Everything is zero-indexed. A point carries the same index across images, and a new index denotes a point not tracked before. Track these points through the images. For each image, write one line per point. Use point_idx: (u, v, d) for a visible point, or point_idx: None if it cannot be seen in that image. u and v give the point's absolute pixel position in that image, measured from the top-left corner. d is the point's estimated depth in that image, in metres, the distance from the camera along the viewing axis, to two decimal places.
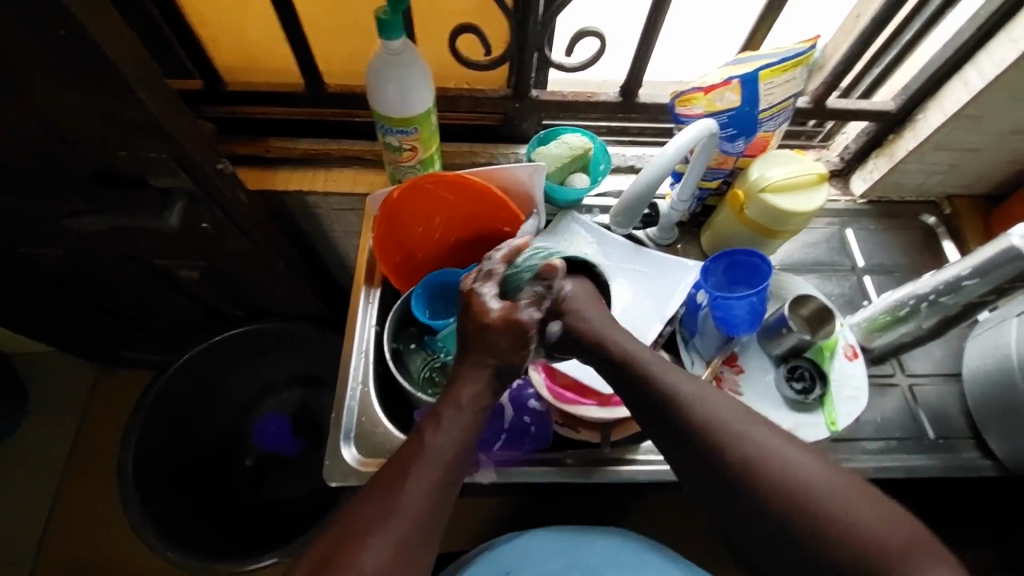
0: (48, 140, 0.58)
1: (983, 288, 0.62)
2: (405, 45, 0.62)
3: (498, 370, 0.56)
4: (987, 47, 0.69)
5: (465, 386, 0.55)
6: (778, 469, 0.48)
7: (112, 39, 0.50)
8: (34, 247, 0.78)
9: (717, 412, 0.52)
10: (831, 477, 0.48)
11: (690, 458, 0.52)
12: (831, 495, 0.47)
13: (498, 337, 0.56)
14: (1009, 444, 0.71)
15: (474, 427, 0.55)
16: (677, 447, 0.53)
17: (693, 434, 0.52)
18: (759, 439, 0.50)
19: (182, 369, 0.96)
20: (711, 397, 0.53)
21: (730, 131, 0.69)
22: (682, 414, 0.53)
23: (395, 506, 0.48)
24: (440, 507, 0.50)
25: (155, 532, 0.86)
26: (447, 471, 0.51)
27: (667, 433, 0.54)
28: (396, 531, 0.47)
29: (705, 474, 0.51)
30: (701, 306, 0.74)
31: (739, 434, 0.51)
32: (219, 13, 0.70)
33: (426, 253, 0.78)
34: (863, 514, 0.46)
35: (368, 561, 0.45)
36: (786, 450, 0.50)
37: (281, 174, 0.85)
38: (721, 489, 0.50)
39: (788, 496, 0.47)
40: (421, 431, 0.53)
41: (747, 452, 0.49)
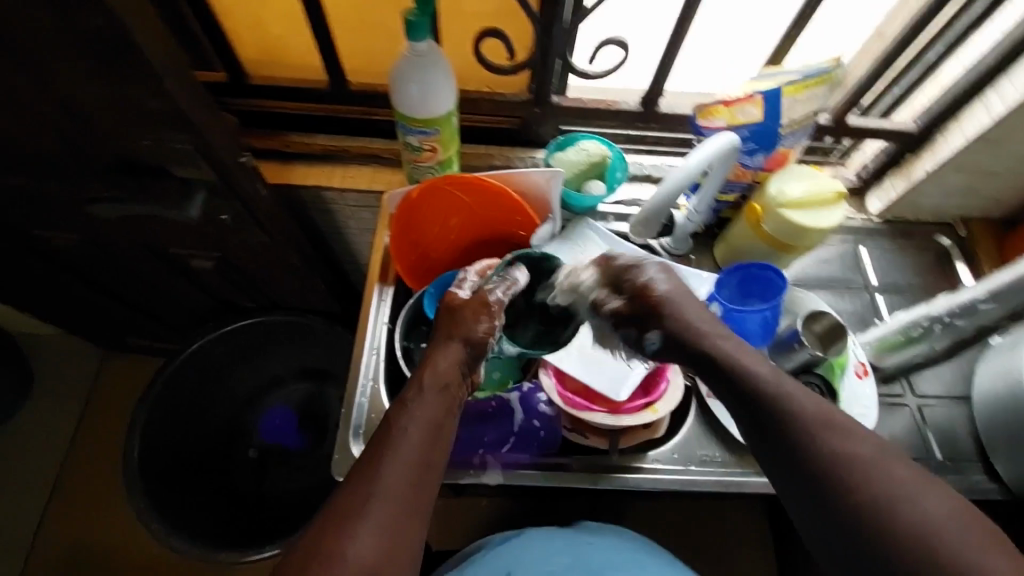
0: (75, 126, 0.58)
1: (999, 311, 0.64)
2: (431, 46, 0.62)
3: (469, 343, 0.58)
4: (1010, 71, 0.69)
5: (433, 365, 0.56)
6: (885, 480, 0.45)
7: (146, 30, 0.50)
8: (52, 231, 0.79)
9: (825, 417, 0.49)
10: (946, 502, 0.44)
11: (787, 455, 0.50)
12: (943, 520, 0.43)
13: (463, 314, 0.59)
14: (1016, 469, 0.71)
15: (444, 406, 0.54)
16: (773, 444, 0.51)
17: (794, 431, 0.49)
18: (871, 450, 0.47)
19: (191, 357, 0.97)
20: (822, 404, 0.51)
21: (751, 145, 0.70)
22: (785, 410, 0.51)
23: (374, 489, 0.48)
24: (422, 487, 0.50)
25: (158, 519, 0.87)
26: (423, 451, 0.51)
27: (767, 428, 0.52)
28: (378, 513, 0.47)
29: (799, 474, 0.49)
30: (715, 317, 0.73)
31: (846, 441, 0.48)
32: (246, 7, 0.70)
33: (441, 254, 0.79)
34: (979, 546, 0.41)
35: (352, 548, 0.45)
36: (897, 468, 0.46)
37: (299, 168, 0.85)
38: (814, 490, 0.48)
39: (893, 510, 0.44)
40: (389, 416, 0.53)
41: (854, 457, 0.47)
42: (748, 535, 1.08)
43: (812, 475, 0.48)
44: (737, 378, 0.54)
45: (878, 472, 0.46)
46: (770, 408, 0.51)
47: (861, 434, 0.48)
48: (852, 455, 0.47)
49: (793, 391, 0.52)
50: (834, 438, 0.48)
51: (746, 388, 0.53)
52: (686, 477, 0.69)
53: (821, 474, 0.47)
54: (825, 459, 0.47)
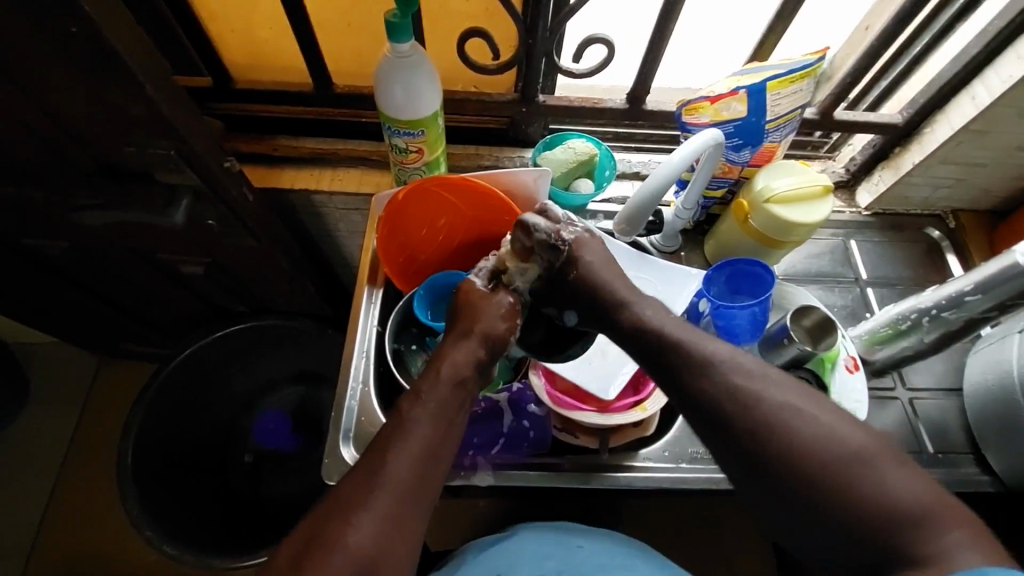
0: (57, 133, 0.58)
1: (986, 303, 0.62)
2: (413, 47, 0.62)
3: (487, 339, 0.59)
4: (995, 63, 0.69)
5: (449, 360, 0.56)
6: (796, 430, 0.46)
7: (123, 36, 0.50)
8: (40, 238, 0.79)
9: (738, 378, 0.50)
10: (856, 442, 0.45)
11: (706, 420, 0.50)
12: (852, 461, 0.45)
13: (484, 311, 0.60)
14: (1008, 461, 0.71)
15: (455, 401, 0.54)
16: (693, 411, 0.51)
17: (709, 397, 0.50)
18: (784, 403, 0.48)
19: (183, 363, 0.96)
20: (734, 361, 0.51)
21: (736, 141, 0.69)
22: (701, 378, 0.51)
23: (378, 478, 0.47)
24: (427, 479, 0.49)
25: (152, 525, 0.86)
26: (431, 444, 0.51)
27: (685, 397, 0.52)
28: (382, 504, 0.46)
29: (719, 436, 0.50)
30: (704, 314, 0.74)
31: (782, 406, 0.48)
32: (229, 11, 0.70)
33: (429, 255, 0.79)
34: (887, 479, 0.44)
35: (353, 537, 0.44)
36: (809, 413, 0.47)
37: (287, 171, 0.85)
38: (733, 452, 0.49)
39: (808, 460, 0.45)
40: (401, 406, 0.53)
41: (768, 417, 0.47)
42: (745, 531, 1.08)
43: (730, 438, 0.49)
44: (656, 346, 0.55)
45: (790, 424, 0.47)
46: (688, 379, 0.52)
47: (772, 386, 0.49)
48: (767, 413, 0.48)
49: (709, 355, 0.52)
50: (749, 398, 0.48)
51: (668, 356, 0.54)
52: (677, 476, 0.69)
53: (739, 436, 0.48)
54: (742, 421, 0.48)
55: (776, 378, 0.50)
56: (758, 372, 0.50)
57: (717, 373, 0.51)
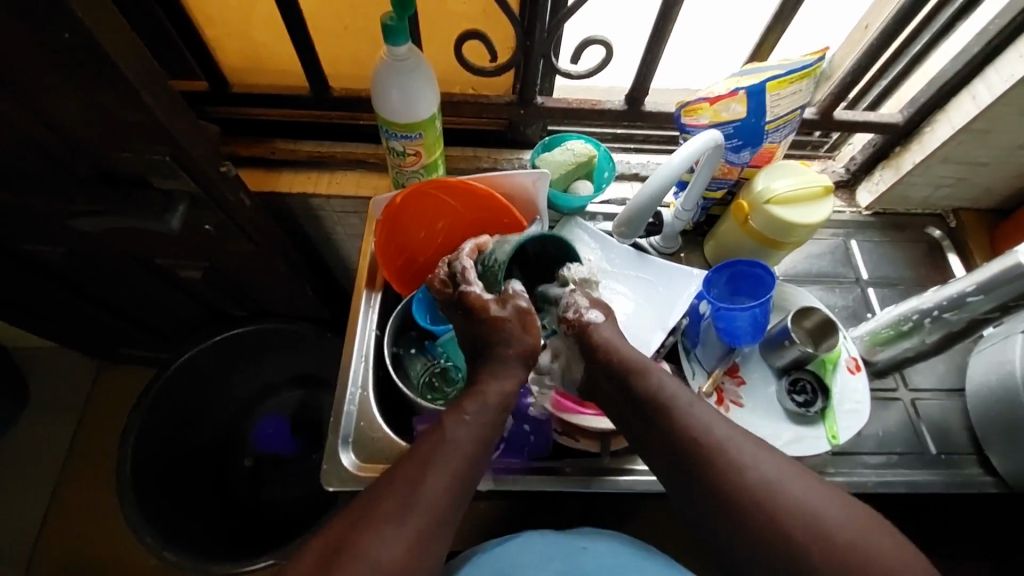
0: (52, 139, 0.57)
1: (988, 305, 0.62)
2: (410, 50, 0.62)
3: (522, 357, 0.58)
4: (996, 61, 0.68)
5: (490, 384, 0.56)
6: (786, 493, 0.49)
7: (114, 40, 0.50)
8: (37, 244, 0.79)
9: (729, 441, 0.52)
10: (842, 509, 0.48)
11: (694, 481, 0.51)
12: (840, 525, 0.47)
13: (511, 325, 0.58)
14: (1010, 461, 0.71)
15: (495, 424, 0.55)
16: (681, 473, 0.52)
17: (701, 455, 0.51)
18: (769, 470, 0.50)
19: (182, 368, 0.96)
20: (724, 423, 0.54)
21: (735, 142, 0.69)
22: (690, 437, 0.52)
23: (415, 497, 0.49)
24: (458, 500, 0.51)
25: (151, 531, 0.86)
26: (468, 463, 0.52)
27: (672, 455, 0.53)
28: (417, 522, 0.48)
29: (707, 498, 0.51)
30: (705, 316, 0.73)
31: (769, 475, 0.50)
32: (225, 15, 0.70)
33: (428, 258, 0.78)
34: (875, 541, 0.47)
35: (385, 551, 0.46)
36: (796, 479, 0.50)
37: (285, 176, 0.85)
38: (717, 511, 0.50)
39: (799, 523, 0.47)
40: (444, 422, 0.54)
41: (760, 479, 0.49)
42: None
43: (720, 498, 0.50)
44: (647, 405, 0.56)
45: (778, 488, 0.49)
46: (677, 437, 0.53)
47: (760, 450, 0.52)
48: (758, 476, 0.50)
49: (701, 416, 0.54)
50: (740, 460, 0.50)
51: (658, 415, 0.55)
52: None
53: (727, 502, 0.49)
54: (734, 481, 0.50)
55: (763, 445, 0.52)
56: (745, 442, 0.52)
57: (706, 431, 0.52)
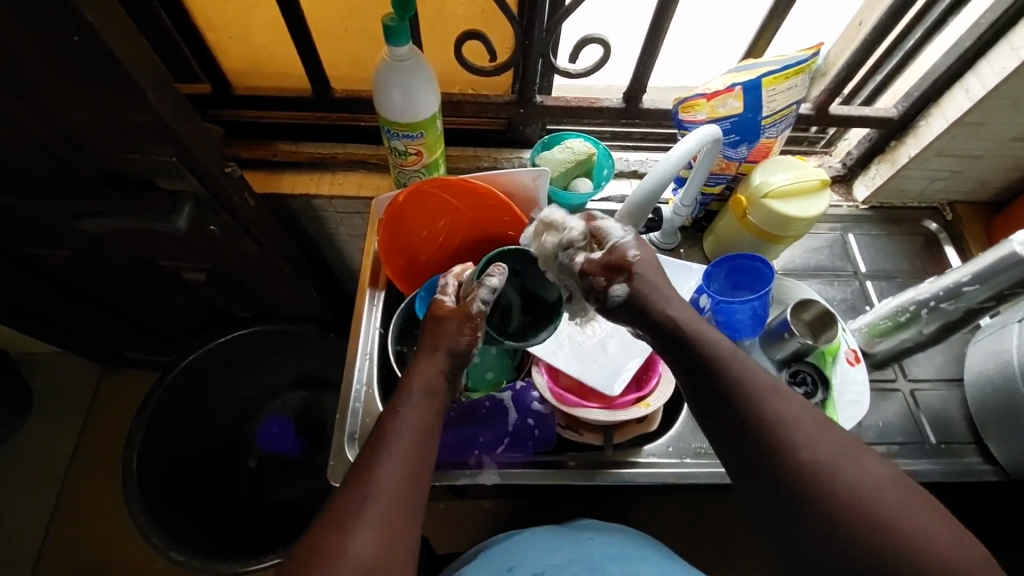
0: (59, 142, 0.58)
1: (984, 294, 0.63)
2: (411, 51, 0.63)
3: (452, 354, 0.57)
4: (989, 54, 0.69)
5: (418, 373, 0.55)
6: (847, 473, 0.44)
7: (122, 45, 0.51)
8: (42, 248, 0.79)
9: (792, 412, 0.47)
10: (910, 495, 0.43)
11: (747, 454, 0.47)
12: (905, 510, 0.42)
13: (446, 325, 0.58)
14: (1010, 450, 0.71)
15: (433, 410, 0.54)
16: (733, 443, 0.48)
17: (757, 427, 0.47)
18: (826, 446, 0.45)
19: (187, 369, 0.97)
20: (791, 395, 0.48)
21: (733, 137, 0.70)
22: (745, 403, 0.48)
23: (369, 489, 0.46)
24: (418, 485, 0.49)
25: (158, 532, 0.87)
26: (416, 451, 0.50)
27: (727, 424, 0.49)
28: (378, 511, 0.45)
29: (759, 473, 0.46)
30: (705, 310, 0.73)
31: (825, 449, 0.45)
32: (227, 18, 0.71)
33: (430, 257, 0.79)
34: (940, 529, 0.41)
35: (353, 544, 0.43)
36: (862, 458, 0.45)
37: (287, 177, 0.86)
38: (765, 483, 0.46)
39: (856, 504, 0.42)
40: (381, 420, 0.52)
41: (817, 457, 0.44)
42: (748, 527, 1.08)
43: (769, 474, 0.46)
44: (706, 368, 0.51)
45: (835, 463, 0.44)
46: (737, 406, 0.48)
47: (823, 423, 0.47)
48: (818, 450, 0.45)
49: (767, 383, 0.49)
50: (800, 434, 0.46)
51: (717, 382, 0.50)
52: (682, 471, 0.69)
53: (778, 472, 0.45)
54: (791, 456, 0.45)
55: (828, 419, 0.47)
56: (805, 414, 0.47)
57: (771, 400, 0.48)
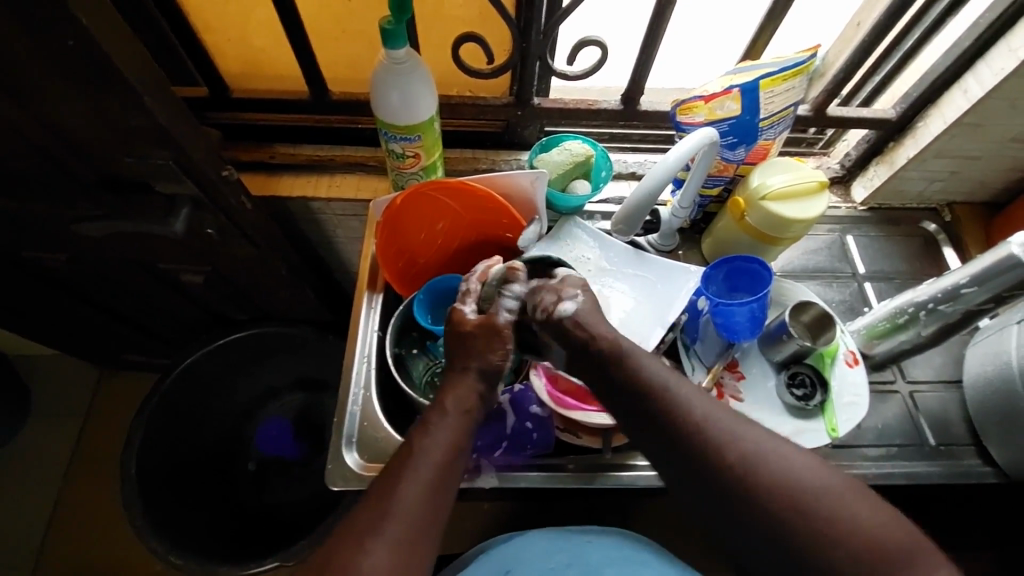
0: (56, 146, 0.58)
1: (982, 296, 0.63)
2: (409, 54, 0.62)
3: (484, 373, 0.58)
4: (987, 55, 0.69)
5: (451, 393, 0.56)
6: (772, 471, 0.47)
7: (119, 49, 0.51)
8: (40, 251, 0.79)
9: (711, 412, 0.50)
10: (828, 480, 0.47)
11: (680, 464, 0.50)
12: (826, 498, 0.46)
13: (474, 341, 0.58)
14: (1009, 452, 0.71)
15: (464, 429, 0.55)
16: (665, 456, 0.51)
17: (684, 432, 0.50)
18: (749, 439, 0.48)
19: (186, 372, 0.96)
20: (705, 398, 0.52)
21: (731, 139, 0.70)
22: (670, 408, 0.51)
23: (391, 509, 0.48)
24: (439, 507, 0.50)
25: (156, 536, 0.86)
26: (441, 472, 0.51)
27: (656, 438, 0.52)
28: (395, 530, 0.47)
29: (694, 482, 0.49)
30: (703, 312, 0.75)
31: (748, 443, 0.48)
32: (223, 20, 0.71)
33: (428, 259, 0.79)
34: (855, 509, 0.45)
35: (366, 562, 0.45)
36: (780, 448, 0.48)
37: (285, 179, 0.86)
38: (699, 482, 0.49)
39: (780, 498, 0.46)
40: (411, 437, 0.53)
41: (740, 453, 0.48)
42: None
43: (702, 474, 0.49)
44: (630, 384, 0.54)
45: (759, 456, 0.48)
46: (661, 413, 0.51)
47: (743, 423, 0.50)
48: (744, 453, 0.48)
49: (683, 389, 0.52)
50: (724, 439, 0.49)
51: (643, 397, 0.53)
52: None
53: (710, 470, 0.48)
54: (716, 454, 0.48)
55: (746, 419, 0.51)
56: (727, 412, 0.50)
57: (695, 408, 0.51)
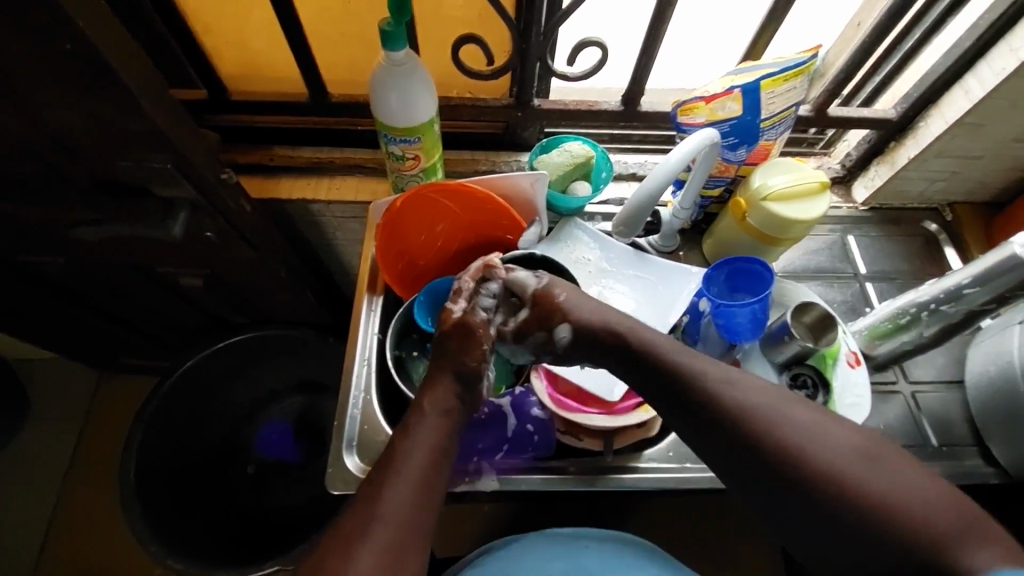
0: (53, 150, 0.58)
1: (984, 297, 0.63)
2: (408, 55, 0.62)
3: (460, 375, 0.57)
4: (988, 55, 0.69)
5: (429, 395, 0.56)
6: (814, 453, 0.46)
7: (116, 53, 0.50)
8: (38, 255, 0.79)
9: (752, 397, 0.50)
10: (878, 459, 0.46)
11: (721, 450, 0.50)
12: (875, 479, 0.45)
13: (453, 343, 0.58)
14: (1012, 453, 0.71)
15: (445, 429, 0.55)
16: (715, 443, 0.50)
17: (726, 419, 0.50)
18: (792, 421, 0.48)
19: (186, 375, 0.96)
20: (744, 381, 0.51)
21: (732, 140, 0.70)
22: (708, 394, 0.51)
23: (376, 512, 0.47)
24: (426, 508, 0.49)
25: (156, 540, 0.86)
26: (425, 472, 0.51)
27: (705, 425, 0.51)
28: (382, 532, 0.46)
29: (748, 468, 0.49)
30: (704, 313, 0.74)
31: (791, 425, 0.48)
32: (222, 23, 0.70)
33: (428, 261, 0.78)
34: (910, 487, 0.44)
35: (354, 568, 0.44)
36: (825, 429, 0.48)
37: (284, 181, 0.85)
38: (746, 470, 0.49)
39: (831, 479, 0.45)
40: (392, 442, 0.53)
41: (784, 436, 0.47)
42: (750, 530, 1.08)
43: (749, 462, 0.48)
44: (666, 374, 0.54)
45: (804, 438, 0.47)
46: (700, 401, 0.51)
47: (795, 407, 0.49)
48: (784, 436, 0.47)
49: (720, 374, 0.52)
50: (776, 422, 0.48)
51: (678, 383, 0.53)
52: (683, 476, 0.68)
53: (756, 457, 0.48)
54: (760, 440, 0.48)
55: (790, 400, 0.50)
56: (770, 396, 0.50)
57: (735, 392, 0.50)
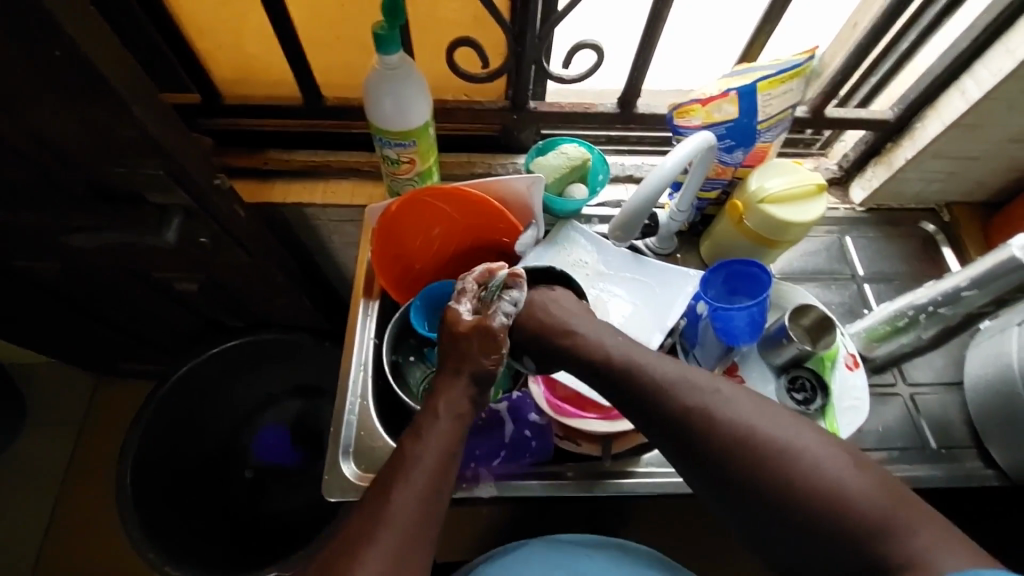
0: (44, 157, 0.57)
1: (982, 299, 0.62)
2: (403, 59, 0.62)
3: (475, 376, 0.57)
4: (984, 57, 0.69)
5: (441, 397, 0.55)
6: (768, 453, 0.48)
7: (106, 61, 0.50)
8: (31, 261, 0.78)
9: (710, 399, 0.51)
10: (830, 456, 0.47)
11: (685, 452, 0.51)
12: (827, 478, 0.46)
13: (468, 344, 0.57)
14: (1012, 455, 0.71)
15: (457, 433, 0.54)
16: (672, 448, 0.52)
17: (684, 421, 0.51)
18: (748, 422, 0.49)
19: (181, 380, 0.96)
20: (702, 384, 0.53)
21: (728, 143, 0.69)
22: (667, 398, 0.52)
23: (385, 517, 0.47)
24: (432, 514, 0.49)
25: (152, 547, 0.85)
26: (434, 478, 0.50)
27: (661, 429, 0.53)
28: (390, 537, 0.46)
29: (704, 473, 0.50)
30: (701, 317, 0.73)
31: (747, 425, 0.49)
32: (215, 28, 0.70)
33: (425, 264, 0.78)
34: (860, 485, 0.46)
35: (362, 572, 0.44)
36: (781, 429, 0.49)
37: (279, 185, 0.85)
38: (706, 470, 0.50)
39: (785, 479, 0.47)
40: (402, 445, 0.52)
41: (739, 437, 0.49)
42: None
43: (708, 463, 0.50)
44: (630, 379, 0.55)
45: (758, 439, 0.48)
46: (659, 404, 0.53)
47: (747, 407, 0.50)
48: (740, 437, 0.49)
49: (679, 377, 0.53)
50: (732, 421, 0.49)
51: (639, 387, 0.54)
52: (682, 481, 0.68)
53: (714, 458, 0.49)
54: (717, 442, 0.49)
55: (749, 400, 0.51)
56: (728, 397, 0.51)
57: (692, 395, 0.52)
